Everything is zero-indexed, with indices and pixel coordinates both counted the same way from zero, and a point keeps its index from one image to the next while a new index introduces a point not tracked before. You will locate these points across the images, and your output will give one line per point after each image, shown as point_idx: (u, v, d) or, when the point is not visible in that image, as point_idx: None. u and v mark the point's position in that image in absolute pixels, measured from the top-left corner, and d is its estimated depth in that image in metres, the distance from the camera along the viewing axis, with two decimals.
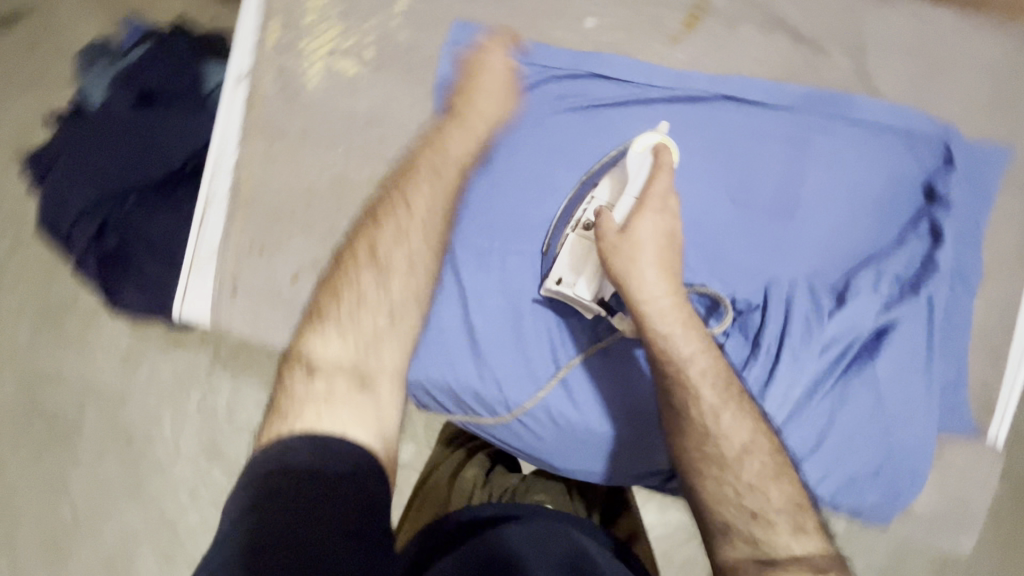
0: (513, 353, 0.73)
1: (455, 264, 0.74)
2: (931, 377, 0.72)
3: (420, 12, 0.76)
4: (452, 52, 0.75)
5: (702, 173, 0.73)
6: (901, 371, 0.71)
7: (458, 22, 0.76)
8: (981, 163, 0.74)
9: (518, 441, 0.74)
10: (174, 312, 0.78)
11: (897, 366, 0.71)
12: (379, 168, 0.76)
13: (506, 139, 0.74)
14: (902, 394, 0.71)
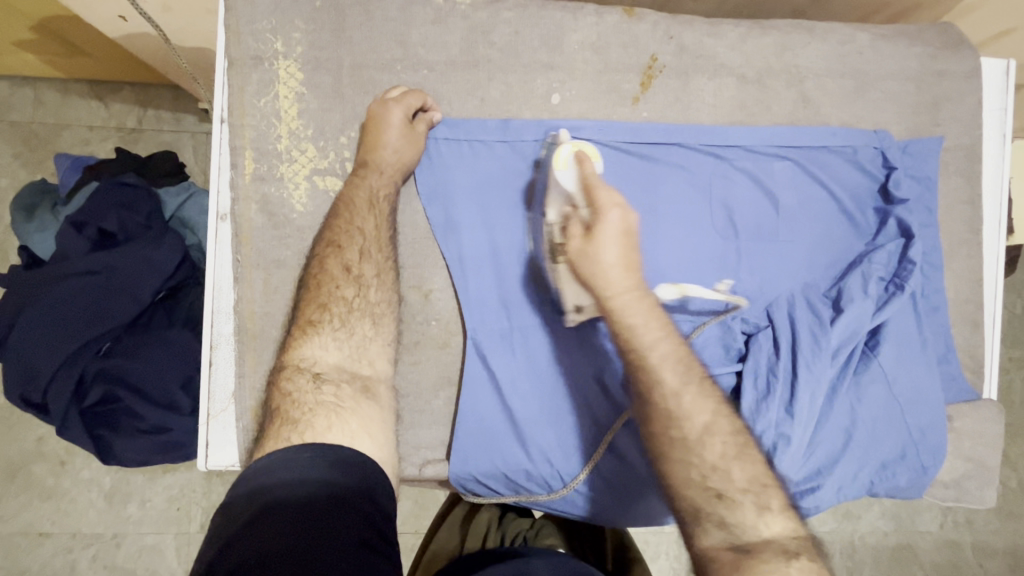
0: (554, 428, 0.75)
1: (481, 351, 0.76)
2: (924, 356, 0.80)
3: None
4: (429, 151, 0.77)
5: (685, 218, 0.79)
6: (901, 355, 0.79)
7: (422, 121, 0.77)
8: (918, 158, 0.82)
9: (577, 507, 0.77)
10: (201, 467, 0.75)
11: (896, 352, 0.79)
12: None
13: (498, 222, 0.77)
14: (906, 377, 0.79)
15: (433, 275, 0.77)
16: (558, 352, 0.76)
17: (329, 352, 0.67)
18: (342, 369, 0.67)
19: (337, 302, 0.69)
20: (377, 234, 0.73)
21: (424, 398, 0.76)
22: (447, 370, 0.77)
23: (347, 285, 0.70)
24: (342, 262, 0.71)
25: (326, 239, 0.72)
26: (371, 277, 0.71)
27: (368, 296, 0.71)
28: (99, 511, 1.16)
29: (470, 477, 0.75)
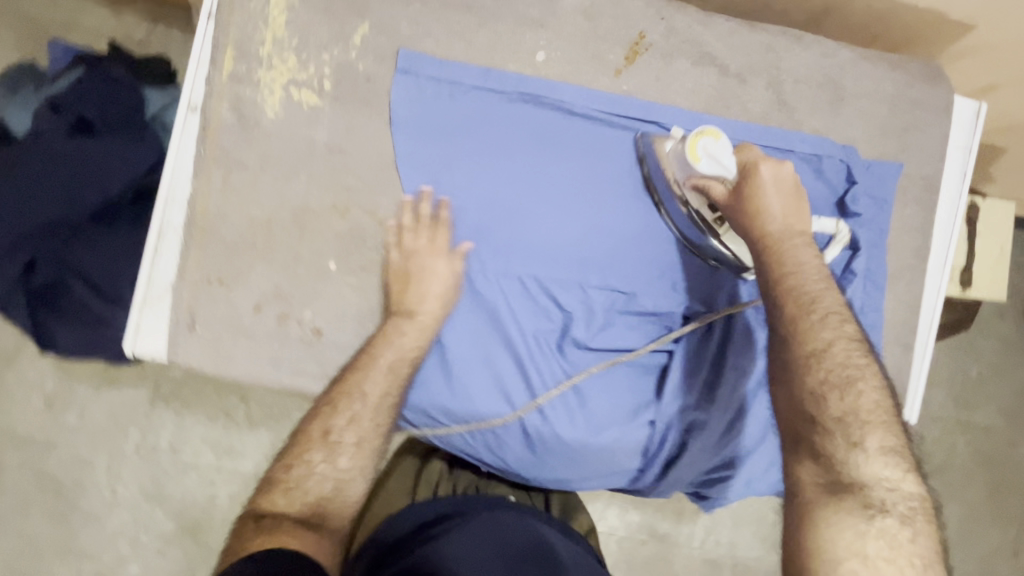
0: (482, 371, 0.77)
1: None
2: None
3: (375, 42, 0.78)
4: (405, 81, 0.78)
5: (643, 194, 0.81)
6: None
7: (404, 52, 0.78)
8: (878, 179, 0.85)
9: (495, 455, 0.79)
10: (127, 349, 0.75)
11: None
12: (342, 196, 0.76)
13: (461, 164, 0.78)
14: None
15: (390, 204, 0.77)
16: (503, 303, 0.78)
17: (351, 456, 0.71)
18: (317, 503, 0.68)
19: (345, 414, 0.72)
20: (378, 402, 0.73)
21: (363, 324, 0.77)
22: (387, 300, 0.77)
23: (323, 459, 0.70)
24: (323, 435, 0.71)
25: (339, 385, 0.73)
26: (348, 445, 0.71)
27: (340, 463, 0.70)
28: (37, 416, 1.21)
29: None
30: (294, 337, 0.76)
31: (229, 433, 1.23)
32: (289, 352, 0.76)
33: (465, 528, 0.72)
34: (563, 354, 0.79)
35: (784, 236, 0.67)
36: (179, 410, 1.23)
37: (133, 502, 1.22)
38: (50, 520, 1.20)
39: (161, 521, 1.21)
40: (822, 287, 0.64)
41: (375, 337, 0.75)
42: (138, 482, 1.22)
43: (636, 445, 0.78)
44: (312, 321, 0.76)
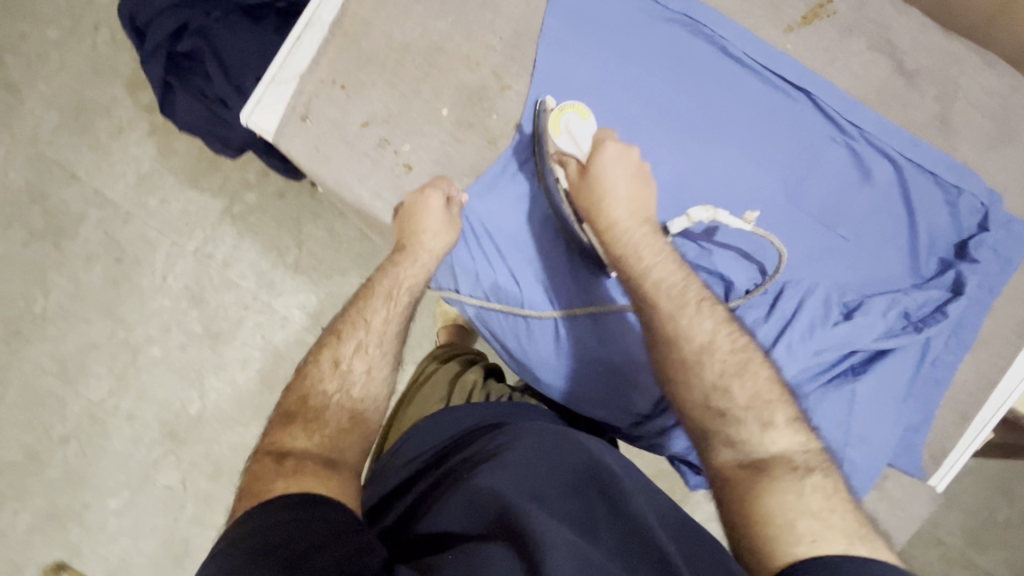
0: (545, 259, 0.78)
1: (517, 165, 0.79)
2: (900, 412, 0.77)
3: None
4: None
5: (760, 158, 0.79)
6: (878, 396, 0.76)
7: None
8: (1013, 239, 0.77)
9: (522, 346, 0.80)
10: (242, 117, 0.80)
11: (877, 389, 0.76)
12: (478, 50, 0.78)
13: (598, 62, 0.78)
14: (871, 417, 0.76)
15: (518, 74, 0.78)
16: None
17: (370, 368, 0.66)
18: (330, 420, 0.61)
19: (358, 335, 0.67)
20: (383, 326, 0.69)
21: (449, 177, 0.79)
22: (478, 162, 0.79)
23: (333, 382, 0.64)
24: (330, 366, 0.65)
25: (349, 313, 0.69)
26: (358, 372, 0.65)
27: (347, 385, 0.64)
28: (126, 187, 1.17)
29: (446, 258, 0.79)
30: (387, 164, 0.79)
31: (278, 272, 1.16)
32: (377, 175, 0.79)
33: (501, 449, 0.59)
34: None
35: (638, 228, 0.65)
36: (241, 231, 1.17)
37: (177, 299, 1.16)
38: (105, 282, 1.15)
39: (194, 325, 1.15)
40: (656, 259, 0.64)
41: (381, 271, 0.73)
42: (186, 280, 1.16)
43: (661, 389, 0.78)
44: (407, 157, 0.79)
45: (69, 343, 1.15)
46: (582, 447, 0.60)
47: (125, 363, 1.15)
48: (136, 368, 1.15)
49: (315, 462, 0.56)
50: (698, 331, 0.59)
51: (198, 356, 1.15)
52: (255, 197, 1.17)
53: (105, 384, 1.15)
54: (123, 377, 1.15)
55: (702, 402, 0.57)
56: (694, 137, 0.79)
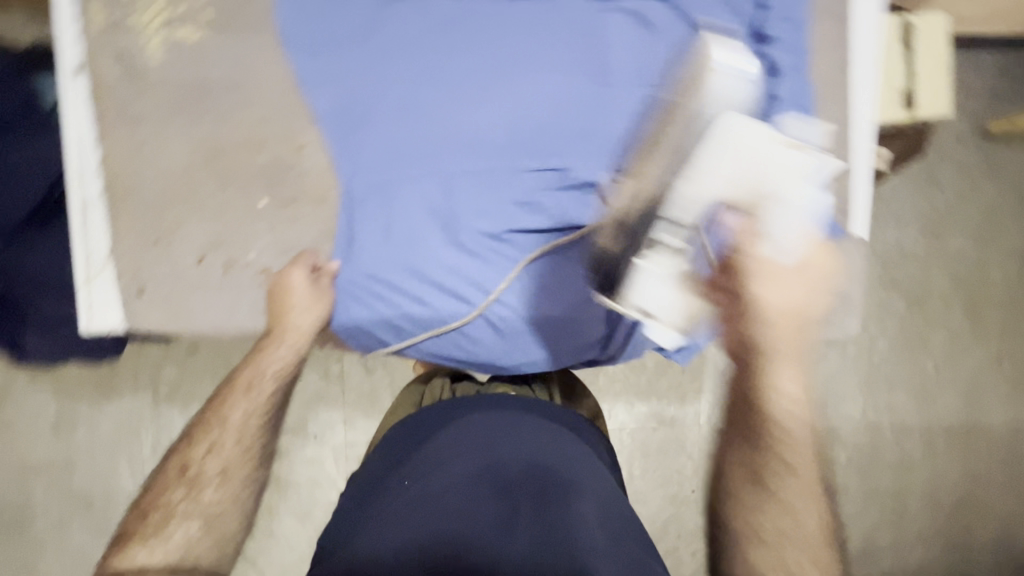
0: (440, 271, 0.80)
1: (360, 206, 0.78)
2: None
3: None
4: None
5: (558, 69, 0.81)
6: None
7: None
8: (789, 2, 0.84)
9: (466, 351, 0.83)
10: (85, 328, 0.76)
11: None
12: (254, 129, 0.75)
13: (368, 73, 0.76)
14: None
15: (305, 129, 0.76)
16: (443, 206, 0.80)
17: (220, 461, 0.70)
18: (189, 524, 0.66)
19: (217, 437, 0.71)
20: (239, 424, 0.72)
21: (307, 257, 0.78)
22: (327, 226, 0.78)
23: (192, 488, 0.68)
24: (179, 471, 0.69)
25: (207, 415, 0.73)
26: (212, 474, 0.69)
27: (199, 487, 0.68)
28: (93, 425, 1.23)
29: (354, 327, 0.80)
30: (247, 279, 0.77)
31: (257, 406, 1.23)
32: (244, 295, 0.77)
33: (435, 469, 0.66)
34: (509, 237, 0.81)
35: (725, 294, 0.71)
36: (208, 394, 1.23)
37: None
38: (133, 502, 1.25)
39: None
40: (777, 319, 0.68)
41: (249, 362, 0.76)
42: None
43: (600, 309, 0.84)
44: (258, 262, 0.77)
45: None
46: (518, 448, 0.68)
47: None
48: None
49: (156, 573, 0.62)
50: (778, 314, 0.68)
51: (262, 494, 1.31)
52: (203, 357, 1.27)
53: None
54: None
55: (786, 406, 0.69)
56: (493, 87, 0.79)
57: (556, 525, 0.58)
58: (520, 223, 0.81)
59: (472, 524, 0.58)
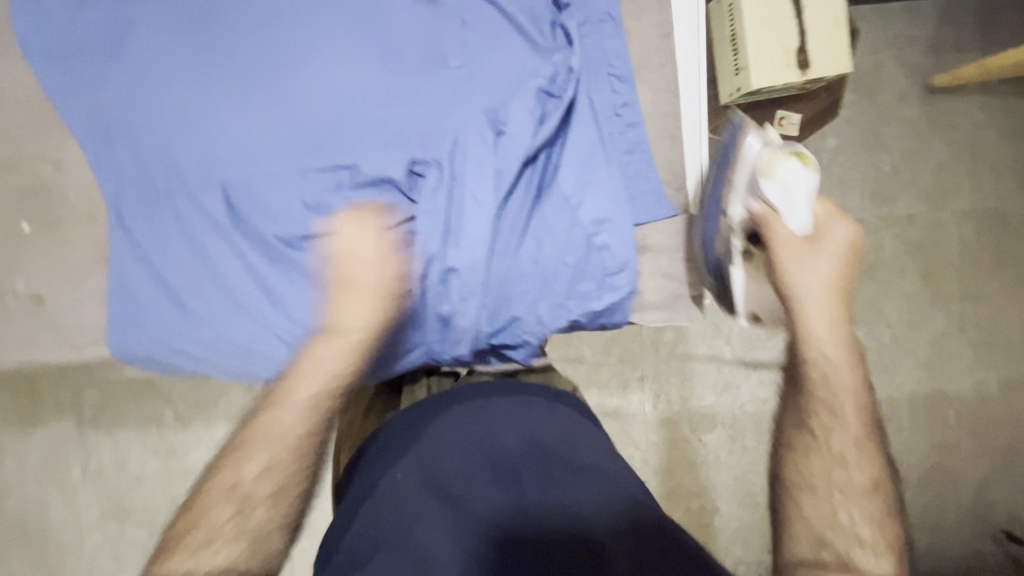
0: (219, 286, 0.73)
1: (126, 220, 0.72)
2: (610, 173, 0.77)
3: None
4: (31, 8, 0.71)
5: (335, 54, 0.74)
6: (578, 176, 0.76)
7: None
8: None
9: (263, 372, 0.76)
10: None
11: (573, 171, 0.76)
12: (8, 152, 0.71)
13: (120, 79, 0.71)
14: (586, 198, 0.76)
15: (63, 145, 0.72)
16: (220, 214, 0.73)
17: (260, 478, 0.64)
18: (252, 528, 0.63)
19: (273, 445, 0.65)
20: (320, 405, 0.66)
21: (80, 279, 0.73)
22: (97, 246, 0.73)
23: (244, 504, 0.63)
24: (229, 484, 0.64)
25: (260, 423, 0.65)
26: (305, 444, 0.65)
27: (241, 501, 0.63)
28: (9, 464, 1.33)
29: (134, 353, 0.73)
30: (18, 310, 0.73)
31: (170, 435, 1.31)
32: (17, 327, 0.73)
33: (459, 437, 0.65)
34: (297, 243, 0.74)
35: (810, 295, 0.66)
36: (116, 427, 1.32)
37: (109, 519, 1.31)
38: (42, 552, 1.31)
39: (141, 529, 1.31)
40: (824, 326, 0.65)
41: (303, 366, 0.67)
42: (105, 499, 1.31)
43: (399, 321, 0.73)
44: (31, 289, 0.73)
45: None
46: (512, 428, 0.66)
47: None
48: None
49: None
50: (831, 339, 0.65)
51: None
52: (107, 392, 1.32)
53: None
54: None
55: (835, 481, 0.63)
56: (261, 79, 0.73)
57: (558, 494, 0.61)
58: (306, 228, 0.74)
59: (593, 524, 0.59)
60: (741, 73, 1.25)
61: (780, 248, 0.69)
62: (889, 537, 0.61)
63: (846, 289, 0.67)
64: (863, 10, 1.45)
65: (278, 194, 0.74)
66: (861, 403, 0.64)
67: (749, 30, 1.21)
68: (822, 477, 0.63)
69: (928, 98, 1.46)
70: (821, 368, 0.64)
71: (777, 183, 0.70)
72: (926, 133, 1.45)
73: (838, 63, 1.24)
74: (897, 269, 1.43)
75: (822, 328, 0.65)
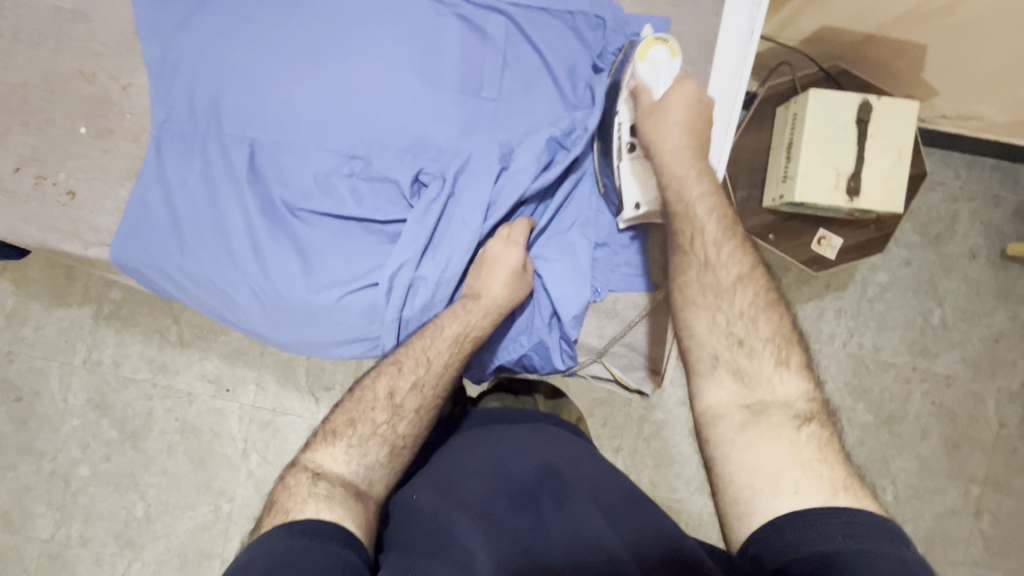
0: (216, 230, 0.80)
1: (161, 149, 0.81)
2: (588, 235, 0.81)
3: None
4: None
5: (379, 56, 0.80)
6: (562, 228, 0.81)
7: None
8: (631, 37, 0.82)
9: (235, 316, 0.82)
10: None
11: None
12: (88, 62, 0.81)
13: (196, 28, 0.80)
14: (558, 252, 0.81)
15: (135, 71, 0.82)
16: (239, 166, 0.80)
17: (339, 463, 0.65)
18: (346, 481, 0.64)
19: (364, 422, 0.68)
20: (440, 371, 0.73)
21: (109, 187, 0.82)
22: (133, 162, 0.82)
23: (334, 480, 0.63)
24: (312, 466, 0.65)
25: (325, 428, 0.69)
26: (409, 410, 0.70)
27: (337, 473, 0.64)
28: (5, 330, 1.42)
29: (131, 264, 0.81)
30: (50, 197, 0.82)
31: (167, 352, 1.40)
32: (42, 211, 0.82)
33: (479, 460, 0.70)
34: (295, 212, 0.81)
35: (680, 160, 0.69)
36: (118, 328, 1.41)
37: (85, 413, 1.40)
38: (14, 424, 1.40)
39: (110, 433, 1.39)
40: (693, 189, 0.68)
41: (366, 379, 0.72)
42: (87, 394, 1.40)
43: (362, 307, 0.79)
44: (66, 183, 0.82)
45: (6, 492, 1.38)
46: (525, 455, 0.68)
47: (61, 492, 1.38)
48: (73, 493, 1.38)
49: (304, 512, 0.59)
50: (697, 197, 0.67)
51: (126, 459, 1.38)
52: (119, 294, 1.41)
53: (49, 517, 1.38)
54: (64, 506, 1.38)
55: (730, 333, 0.60)
56: (309, 60, 0.80)
57: (571, 516, 0.60)
58: (307, 202, 0.80)
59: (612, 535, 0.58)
60: (787, 181, 1.24)
61: (643, 114, 0.72)
62: (788, 358, 0.59)
63: (699, 130, 0.72)
64: (961, 160, 1.45)
65: (292, 166, 0.80)
66: (724, 211, 0.67)
67: (808, 142, 1.20)
68: (712, 318, 0.61)
69: (1002, 265, 1.45)
70: (688, 191, 0.68)
71: (648, 61, 0.75)
72: (992, 301, 1.45)
73: (887, 202, 1.21)
74: (921, 429, 1.43)
75: (683, 162, 0.69)
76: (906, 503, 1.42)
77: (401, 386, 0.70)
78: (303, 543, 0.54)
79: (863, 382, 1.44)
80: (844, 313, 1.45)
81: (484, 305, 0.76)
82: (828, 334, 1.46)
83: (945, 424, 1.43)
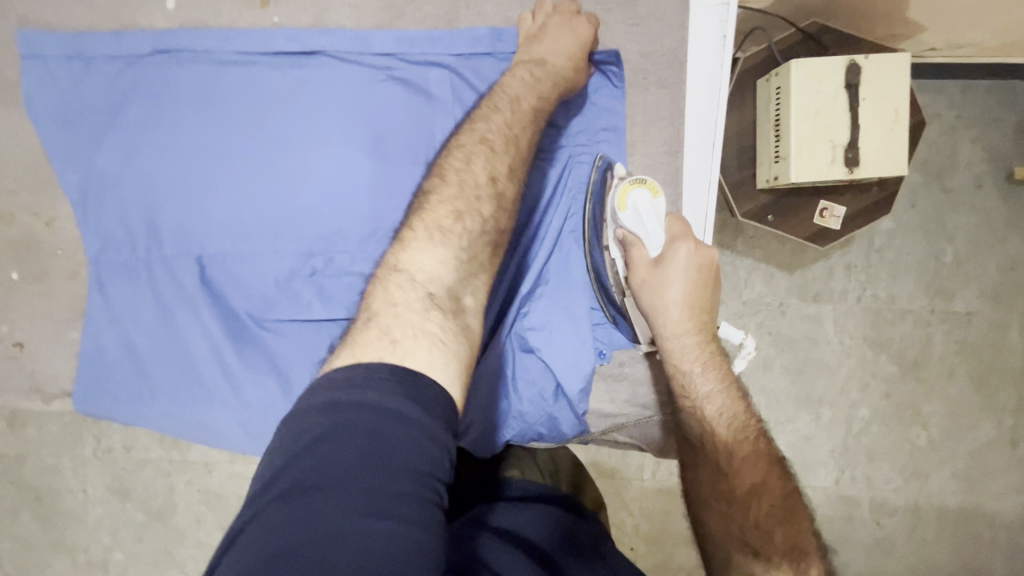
0: (183, 360, 0.73)
1: (104, 283, 0.74)
2: (584, 295, 0.74)
3: None
4: (33, 68, 0.73)
5: (317, 138, 0.72)
6: (556, 292, 0.74)
7: (20, 33, 0.74)
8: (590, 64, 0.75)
9: (223, 444, 0.76)
10: None
11: (555, 285, 0.75)
12: (4, 203, 0.74)
13: (115, 143, 0.72)
14: (551, 319, 0.74)
15: (58, 204, 0.74)
16: (192, 286, 0.73)
17: (444, 270, 0.61)
18: (449, 285, 0.61)
19: (472, 215, 0.65)
20: (523, 150, 0.69)
21: (57, 331, 0.75)
22: (78, 302, 0.75)
23: (442, 295, 0.60)
24: (405, 270, 0.61)
25: (426, 222, 0.64)
26: (509, 199, 0.68)
27: (437, 276, 0.61)
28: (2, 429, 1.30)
29: (100, 411, 0.75)
30: None
31: None
32: None
33: (530, 507, 0.68)
34: (263, 321, 0.74)
35: (687, 341, 0.67)
36: None
37: (107, 502, 1.29)
38: (39, 523, 1.30)
39: (137, 515, 1.28)
40: (700, 373, 0.67)
41: (426, 205, 0.65)
42: (106, 482, 1.29)
43: None
44: (13, 335, 0.75)
45: None
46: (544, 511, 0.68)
47: None
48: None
49: (429, 344, 0.55)
50: (721, 429, 0.65)
51: (157, 537, 1.28)
52: None
53: None
54: None
55: (744, 528, 0.60)
56: (242, 157, 0.72)
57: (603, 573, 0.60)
58: (273, 313, 0.73)
59: None
60: (780, 162, 1.14)
61: (641, 287, 0.67)
62: (806, 568, 0.57)
63: (704, 302, 0.68)
64: (954, 86, 1.32)
65: (247, 278, 0.73)
66: (734, 408, 0.66)
67: (795, 119, 1.10)
68: (726, 524, 0.61)
69: (1012, 188, 1.33)
70: (695, 387, 0.67)
71: (630, 209, 0.67)
72: (1006, 227, 1.32)
73: (890, 166, 1.12)
74: (946, 369, 1.31)
75: (687, 352, 0.67)
76: (942, 444, 1.30)
77: (491, 192, 0.66)
78: (353, 444, 0.44)
79: (882, 333, 1.32)
80: (854, 268, 1.32)
81: (548, 74, 0.71)
82: (840, 291, 1.33)
83: (972, 360, 1.31)
